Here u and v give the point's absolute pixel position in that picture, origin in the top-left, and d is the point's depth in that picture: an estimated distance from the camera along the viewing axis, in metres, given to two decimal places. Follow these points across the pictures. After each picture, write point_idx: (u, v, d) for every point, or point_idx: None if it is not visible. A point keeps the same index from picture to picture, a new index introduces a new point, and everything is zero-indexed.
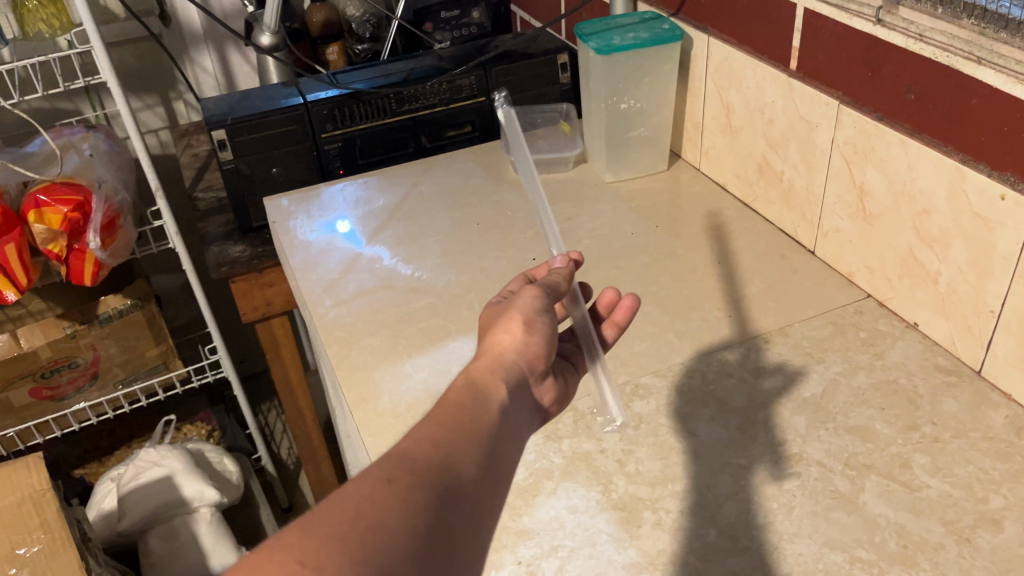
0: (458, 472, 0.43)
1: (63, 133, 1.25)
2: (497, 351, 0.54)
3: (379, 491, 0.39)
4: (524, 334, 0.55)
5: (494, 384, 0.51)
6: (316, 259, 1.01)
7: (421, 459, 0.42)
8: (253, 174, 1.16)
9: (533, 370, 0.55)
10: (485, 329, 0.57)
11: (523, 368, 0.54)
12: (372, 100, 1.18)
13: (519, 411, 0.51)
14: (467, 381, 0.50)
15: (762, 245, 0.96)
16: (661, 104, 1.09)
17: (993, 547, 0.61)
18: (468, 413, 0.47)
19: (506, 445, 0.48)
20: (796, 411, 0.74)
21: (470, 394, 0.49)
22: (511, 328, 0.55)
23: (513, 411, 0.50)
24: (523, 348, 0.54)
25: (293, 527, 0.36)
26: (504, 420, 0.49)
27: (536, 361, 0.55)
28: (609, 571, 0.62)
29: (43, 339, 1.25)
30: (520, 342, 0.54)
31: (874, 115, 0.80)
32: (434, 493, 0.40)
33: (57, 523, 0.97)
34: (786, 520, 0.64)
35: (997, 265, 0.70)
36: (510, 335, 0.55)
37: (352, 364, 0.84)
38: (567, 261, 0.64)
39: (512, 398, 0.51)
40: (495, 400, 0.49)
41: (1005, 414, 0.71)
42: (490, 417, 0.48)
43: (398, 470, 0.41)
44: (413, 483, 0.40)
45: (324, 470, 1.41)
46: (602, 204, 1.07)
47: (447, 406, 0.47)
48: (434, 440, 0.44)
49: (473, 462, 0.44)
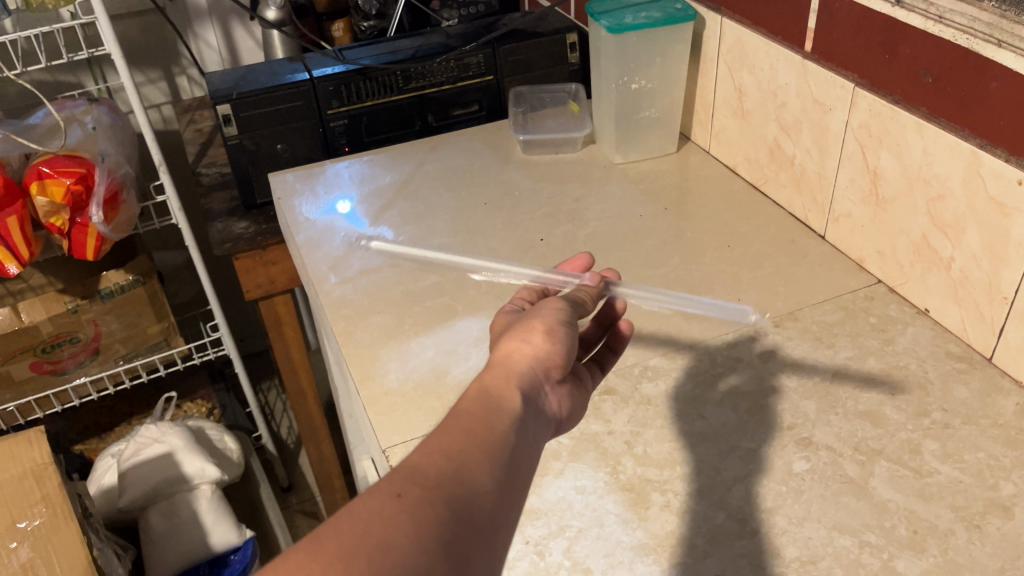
0: (471, 485, 0.42)
1: (67, 105, 1.24)
2: (514, 360, 0.53)
3: (387, 506, 0.39)
4: (545, 343, 0.54)
5: (508, 392, 0.50)
6: (321, 237, 1.00)
7: (431, 471, 0.42)
8: (258, 149, 1.15)
9: (549, 377, 0.54)
10: (502, 336, 0.56)
11: (539, 375, 0.53)
12: (378, 77, 1.17)
13: (534, 418, 0.51)
14: (481, 389, 0.50)
15: (773, 229, 0.95)
16: (672, 85, 1.08)
17: (1003, 533, 0.61)
18: (481, 422, 0.47)
19: (524, 449, 0.47)
20: (806, 395, 0.73)
21: (483, 402, 0.48)
22: (531, 336, 0.54)
23: (527, 416, 0.50)
24: (541, 357, 0.53)
25: (299, 548, 0.37)
26: (516, 422, 0.49)
27: (553, 368, 0.54)
28: (617, 552, 0.62)
29: (44, 314, 1.25)
30: (540, 350, 0.54)
31: (890, 98, 0.79)
32: (447, 511, 0.40)
33: (59, 497, 0.96)
34: (795, 503, 0.64)
35: (1012, 251, 0.70)
36: (528, 343, 0.54)
37: (358, 342, 0.83)
38: (597, 280, 0.67)
39: (526, 402, 0.51)
40: (510, 410, 0.49)
41: (1016, 401, 0.71)
42: (503, 424, 0.47)
43: (408, 484, 0.41)
44: (423, 497, 0.40)
45: (325, 450, 1.40)
46: (610, 185, 1.07)
47: (461, 417, 0.47)
48: (444, 451, 0.44)
49: (487, 474, 0.43)
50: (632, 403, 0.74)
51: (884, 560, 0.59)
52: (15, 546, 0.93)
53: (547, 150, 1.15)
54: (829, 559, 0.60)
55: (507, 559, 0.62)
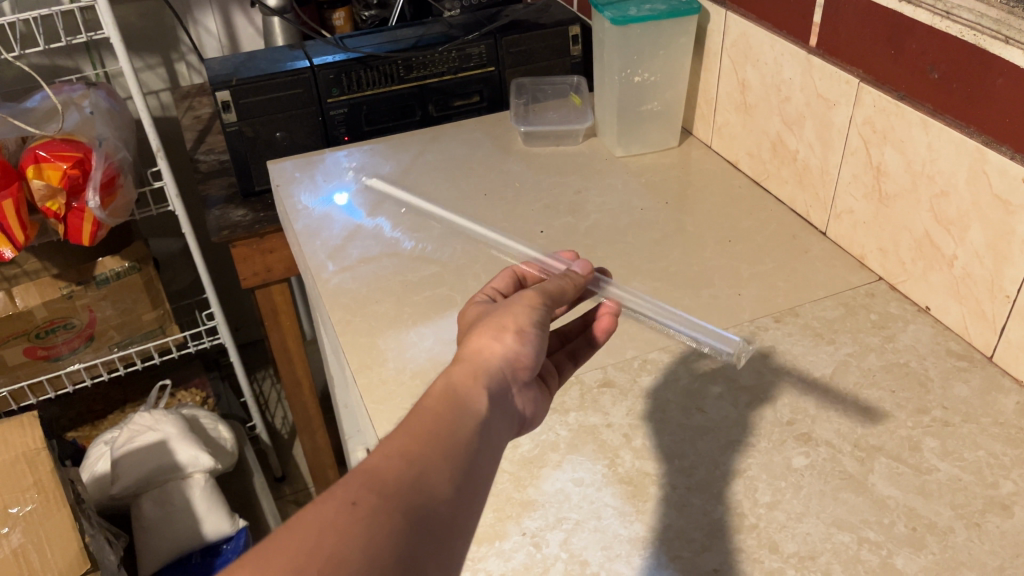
0: (431, 491, 0.41)
1: (64, 89, 1.23)
2: (482, 357, 0.52)
3: (343, 515, 0.38)
4: (515, 343, 0.53)
5: (475, 391, 0.49)
6: (318, 225, 0.99)
7: (390, 478, 0.41)
8: (257, 137, 1.14)
9: (517, 379, 0.53)
10: (470, 330, 0.56)
11: (508, 376, 0.52)
12: (380, 66, 1.16)
13: (500, 418, 0.50)
14: (448, 386, 0.49)
15: (773, 224, 0.95)
16: (674, 79, 1.08)
17: (1002, 531, 0.60)
18: (444, 422, 0.46)
19: (489, 455, 0.47)
20: (806, 391, 0.73)
21: (450, 402, 0.47)
22: (502, 336, 0.53)
23: (493, 417, 0.49)
24: (511, 357, 0.53)
25: (244, 560, 0.36)
26: (486, 423, 0.48)
27: (522, 370, 0.53)
28: (614, 545, 0.61)
29: (39, 299, 1.24)
30: (510, 351, 0.53)
31: (895, 93, 0.78)
32: (404, 520, 0.39)
33: (51, 482, 0.95)
34: (794, 499, 0.64)
35: (1015, 249, 0.69)
36: (499, 342, 0.53)
37: (356, 331, 0.83)
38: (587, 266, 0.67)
39: (493, 405, 0.50)
40: (476, 408, 0.48)
41: (1016, 400, 0.71)
42: (470, 426, 0.47)
43: (364, 491, 0.40)
44: (380, 506, 0.39)
45: (319, 438, 1.40)
46: (611, 177, 1.06)
47: (425, 416, 0.46)
48: (405, 455, 0.43)
49: (448, 480, 0.43)
50: (630, 395, 0.74)
51: (883, 556, 0.59)
52: (7, 531, 0.92)
53: (548, 142, 1.15)
54: (827, 555, 0.59)
55: (503, 551, 0.61)
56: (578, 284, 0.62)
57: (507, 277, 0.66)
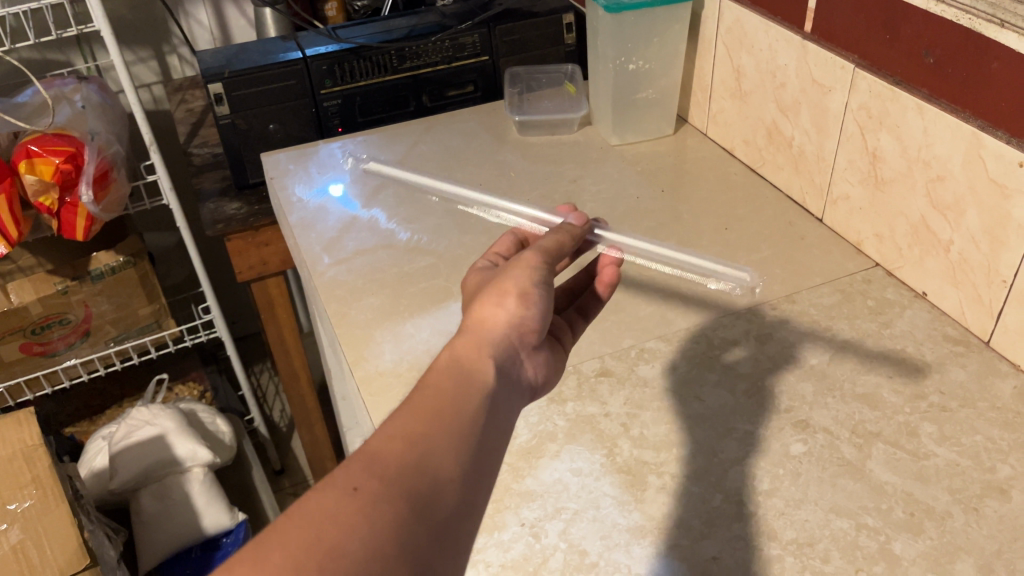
0: (435, 474, 0.41)
1: (55, 83, 1.22)
2: (487, 326, 0.52)
3: (343, 504, 0.38)
4: (519, 308, 0.53)
5: (481, 361, 0.49)
6: (313, 217, 0.99)
7: (392, 462, 0.40)
8: (250, 129, 1.13)
9: (524, 343, 0.53)
10: (475, 296, 0.56)
11: (514, 341, 0.53)
12: (372, 56, 1.16)
13: (509, 388, 0.50)
14: (453, 360, 0.49)
15: (769, 211, 0.94)
16: (669, 66, 1.07)
17: (1001, 516, 0.60)
18: (448, 397, 0.46)
19: (498, 431, 0.47)
20: (804, 378, 0.73)
21: (454, 376, 0.47)
22: (504, 301, 0.54)
23: (501, 386, 0.49)
24: (516, 322, 0.53)
25: (243, 552, 0.36)
26: (492, 395, 0.48)
27: (528, 334, 0.53)
28: (613, 534, 0.61)
29: (34, 295, 1.23)
30: (514, 316, 0.53)
31: (891, 78, 0.78)
32: (407, 506, 0.39)
33: (49, 478, 0.95)
34: (793, 486, 0.64)
35: (1012, 234, 0.69)
36: (502, 308, 0.53)
37: (352, 323, 0.82)
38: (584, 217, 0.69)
39: (501, 373, 0.50)
40: (482, 381, 0.48)
41: (1013, 384, 0.71)
42: (475, 400, 0.47)
43: (365, 477, 0.39)
44: (382, 492, 0.39)
45: (317, 430, 1.40)
46: (606, 166, 1.06)
47: (429, 393, 0.46)
48: (408, 436, 0.42)
49: (454, 461, 0.42)
50: (628, 385, 0.74)
51: (881, 542, 0.59)
52: (6, 527, 0.92)
53: (543, 131, 1.14)
54: (826, 541, 0.59)
55: (502, 542, 0.61)
56: (575, 236, 0.63)
57: (509, 239, 0.67)
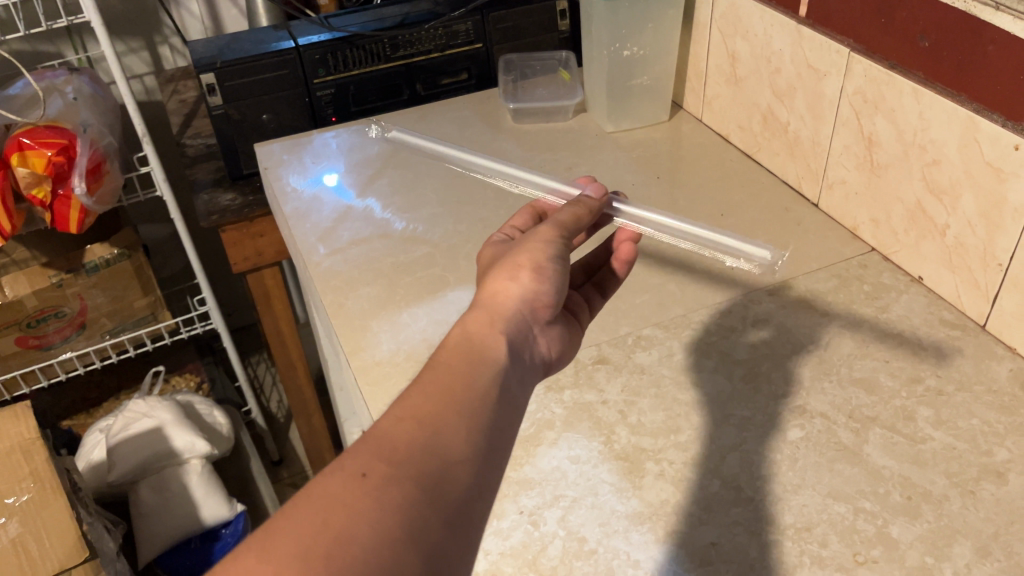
0: (445, 453, 0.41)
1: (46, 74, 1.21)
2: (499, 300, 0.52)
3: (352, 488, 0.38)
4: (532, 282, 0.54)
5: (493, 337, 0.50)
6: (309, 207, 0.98)
7: (401, 444, 0.40)
8: (243, 119, 1.13)
9: (537, 318, 0.54)
10: (489, 272, 0.56)
11: (527, 317, 0.53)
12: (366, 45, 1.15)
13: (521, 365, 0.50)
14: (464, 337, 0.49)
15: (764, 197, 0.94)
16: (664, 52, 1.07)
17: (997, 499, 0.61)
18: (458, 376, 0.46)
19: (510, 407, 0.47)
20: (801, 363, 0.73)
21: (465, 354, 0.47)
22: (517, 275, 0.54)
23: (513, 363, 0.49)
24: (529, 297, 0.53)
25: (251, 542, 0.35)
26: (504, 372, 0.48)
27: (540, 309, 0.54)
28: (612, 521, 0.61)
29: (28, 288, 1.23)
30: (527, 290, 0.53)
31: (886, 62, 0.78)
32: (416, 487, 0.39)
33: (47, 472, 0.95)
34: (790, 471, 0.64)
35: (1007, 217, 0.69)
36: (515, 282, 0.53)
37: (349, 313, 0.82)
38: (602, 188, 0.69)
39: (513, 350, 0.50)
40: (493, 358, 0.48)
41: (1009, 367, 0.71)
42: (486, 376, 0.47)
43: (374, 461, 0.39)
44: (390, 474, 0.39)
45: (315, 421, 1.40)
46: (602, 153, 1.05)
47: (438, 373, 0.46)
48: (416, 417, 0.42)
49: (464, 439, 0.42)
50: (626, 372, 0.74)
51: (878, 526, 0.59)
52: (4, 521, 0.92)
53: (537, 119, 1.14)
54: (823, 526, 0.60)
55: (501, 530, 0.61)
56: (592, 208, 0.63)
57: (525, 214, 0.67)
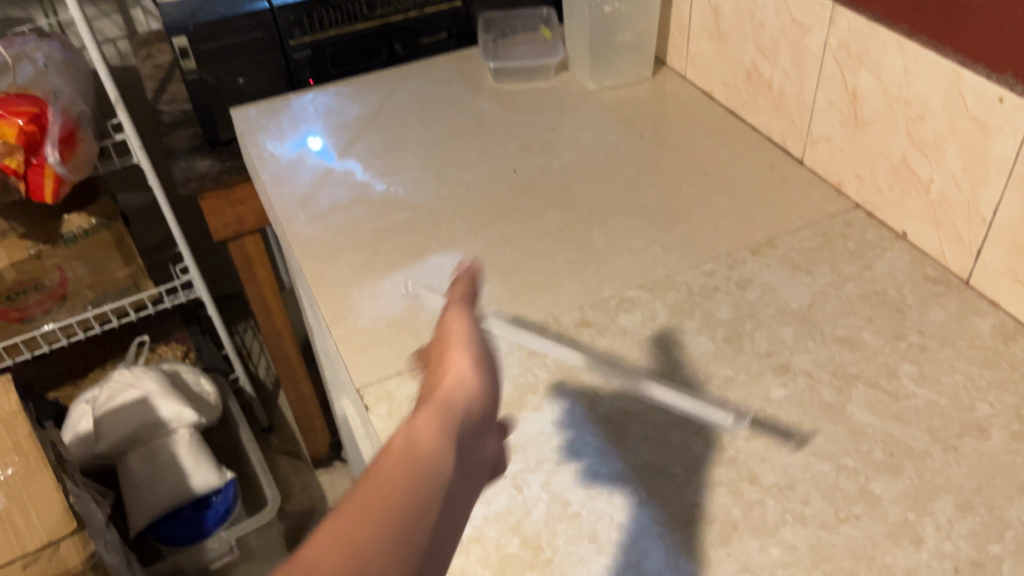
0: None
1: (15, 40, 1.18)
2: (444, 398, 0.45)
3: None
4: (474, 378, 0.47)
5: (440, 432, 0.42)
6: (287, 173, 0.97)
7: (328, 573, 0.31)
8: (220, 84, 1.10)
9: (484, 416, 0.46)
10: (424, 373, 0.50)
11: (475, 411, 0.46)
12: (342, 5, 1.12)
13: (474, 465, 0.42)
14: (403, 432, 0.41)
15: (749, 155, 0.93)
16: (646, 7, 1.05)
17: (979, 453, 0.61)
18: (399, 476, 0.37)
19: (459, 515, 0.38)
20: (785, 322, 0.73)
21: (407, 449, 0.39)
22: (457, 372, 0.48)
23: (464, 463, 0.41)
24: (472, 393, 0.46)
25: None
26: (456, 471, 0.40)
27: (487, 407, 0.47)
28: (596, 485, 0.61)
29: (7, 260, 1.21)
30: (470, 386, 0.47)
31: (869, 14, 0.76)
32: None
33: (31, 445, 0.95)
34: (773, 430, 0.64)
35: (991, 171, 0.68)
36: (456, 378, 0.47)
37: (330, 281, 0.81)
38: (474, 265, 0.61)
39: (463, 448, 0.42)
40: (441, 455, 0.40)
41: (992, 322, 0.71)
42: (432, 477, 0.38)
43: None
44: None
45: (303, 388, 1.39)
46: (585, 113, 1.04)
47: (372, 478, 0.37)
48: (348, 535, 0.33)
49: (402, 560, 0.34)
50: (609, 335, 0.73)
51: (861, 483, 0.60)
52: None
53: (518, 78, 1.12)
54: (807, 485, 0.60)
55: (485, 495, 0.61)
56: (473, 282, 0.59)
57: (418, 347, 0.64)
